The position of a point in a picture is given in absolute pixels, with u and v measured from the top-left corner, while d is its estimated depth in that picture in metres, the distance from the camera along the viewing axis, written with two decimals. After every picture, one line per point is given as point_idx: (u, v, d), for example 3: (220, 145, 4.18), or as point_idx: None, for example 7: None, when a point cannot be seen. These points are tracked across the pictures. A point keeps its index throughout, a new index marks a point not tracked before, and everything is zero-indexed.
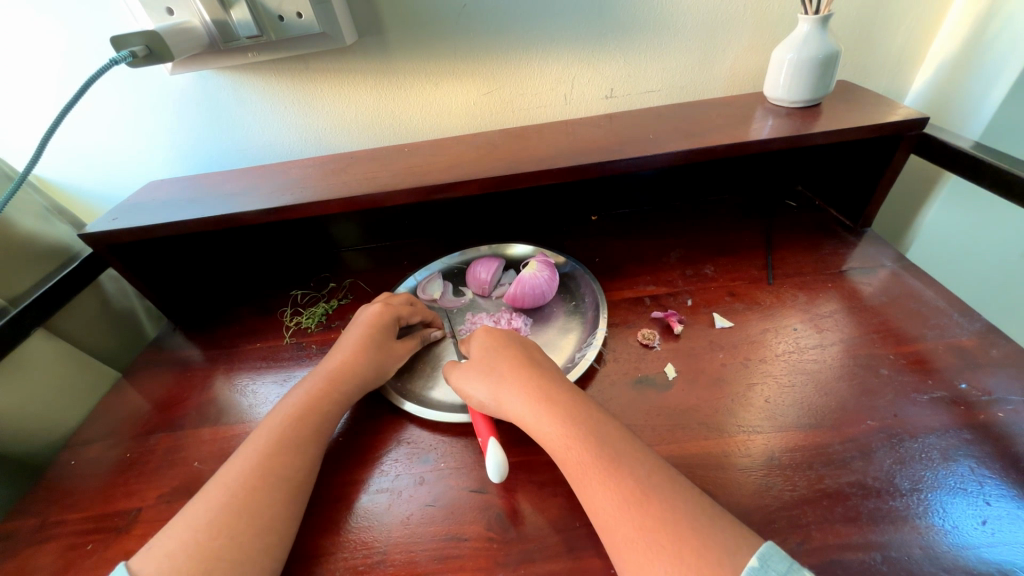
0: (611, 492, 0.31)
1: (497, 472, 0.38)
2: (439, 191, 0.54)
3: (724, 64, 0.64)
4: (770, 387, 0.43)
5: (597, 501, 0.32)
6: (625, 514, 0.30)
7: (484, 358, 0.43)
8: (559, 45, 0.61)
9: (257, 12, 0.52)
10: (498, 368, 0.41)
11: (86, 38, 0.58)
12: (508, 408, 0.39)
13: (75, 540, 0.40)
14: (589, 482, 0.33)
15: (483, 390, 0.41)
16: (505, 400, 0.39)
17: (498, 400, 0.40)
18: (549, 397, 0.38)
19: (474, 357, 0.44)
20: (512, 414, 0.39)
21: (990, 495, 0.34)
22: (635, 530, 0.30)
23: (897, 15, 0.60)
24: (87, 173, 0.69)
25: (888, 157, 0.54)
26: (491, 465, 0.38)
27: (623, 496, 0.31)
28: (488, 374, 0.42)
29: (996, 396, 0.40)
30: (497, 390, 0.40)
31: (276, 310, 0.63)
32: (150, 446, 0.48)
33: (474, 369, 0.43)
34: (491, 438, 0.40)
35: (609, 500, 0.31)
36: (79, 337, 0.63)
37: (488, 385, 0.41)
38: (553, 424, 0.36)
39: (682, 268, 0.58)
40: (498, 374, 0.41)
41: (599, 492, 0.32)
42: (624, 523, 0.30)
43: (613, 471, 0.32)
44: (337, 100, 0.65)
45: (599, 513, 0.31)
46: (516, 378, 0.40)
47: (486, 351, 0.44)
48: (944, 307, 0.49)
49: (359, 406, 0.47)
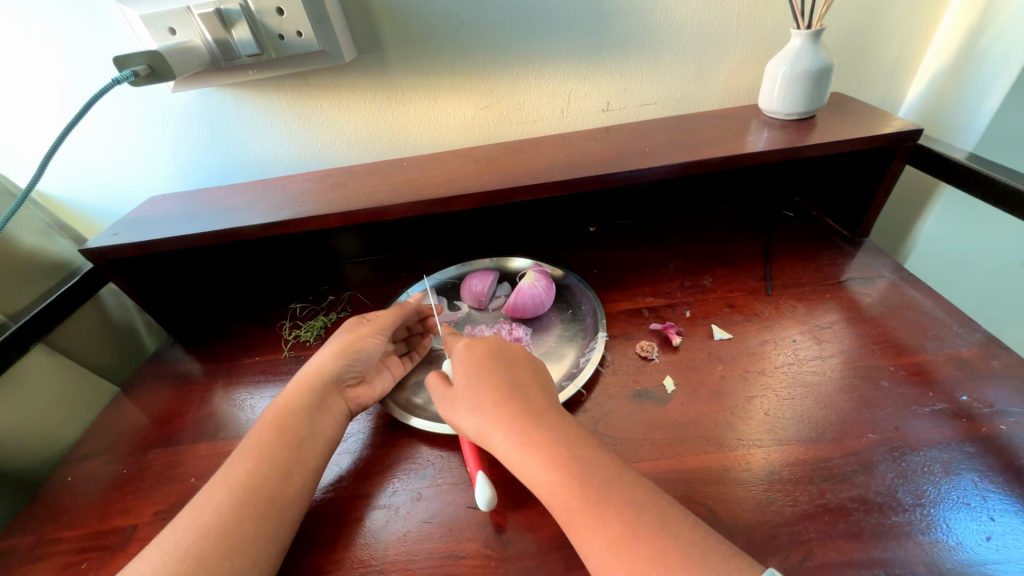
0: (608, 524, 0.31)
1: (485, 502, 0.37)
2: (436, 206, 0.54)
3: (719, 78, 0.65)
4: (770, 400, 0.43)
5: (587, 543, 0.31)
6: (619, 551, 0.30)
7: (466, 385, 0.40)
8: (556, 60, 0.62)
9: (258, 32, 0.53)
10: (483, 402, 0.38)
11: (88, 56, 0.58)
12: (495, 445, 0.37)
13: (71, 559, 0.40)
14: (578, 524, 0.32)
15: (471, 423, 0.38)
16: (492, 438, 0.37)
17: (486, 436, 0.37)
18: (533, 440, 0.35)
19: (455, 383, 0.41)
20: (499, 451, 0.37)
21: (994, 511, 0.34)
22: (635, 565, 0.29)
23: (888, 28, 0.61)
24: (90, 189, 0.69)
25: (884, 168, 0.54)
26: (479, 498, 0.37)
27: (624, 525, 0.30)
28: (475, 407, 0.39)
29: (998, 408, 0.40)
30: (480, 429, 0.38)
31: (275, 323, 0.63)
32: (148, 462, 0.48)
33: (461, 398, 0.40)
34: (479, 471, 0.39)
35: (601, 541, 0.30)
36: (78, 353, 0.63)
37: (476, 420, 0.38)
38: (540, 466, 0.34)
39: (681, 279, 0.58)
40: (483, 409, 0.38)
41: (589, 534, 0.31)
42: (620, 560, 0.29)
43: (607, 506, 0.31)
44: (336, 116, 0.65)
45: (588, 554, 0.31)
46: (500, 415, 0.37)
47: (468, 377, 0.40)
48: (943, 318, 0.48)
49: (373, 415, 0.48)
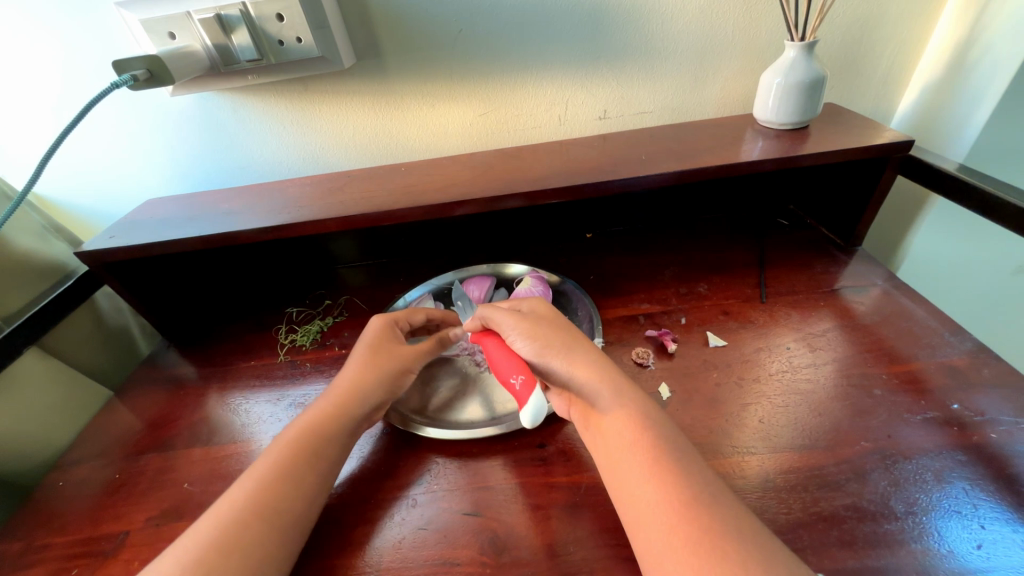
0: (650, 484, 0.32)
1: (534, 413, 0.37)
2: (435, 211, 0.55)
3: (715, 88, 0.66)
4: (764, 408, 0.43)
5: (642, 490, 0.32)
6: (665, 506, 0.31)
7: (551, 317, 0.44)
8: (554, 68, 0.63)
9: (258, 38, 0.53)
10: (563, 329, 0.42)
11: (87, 60, 0.59)
12: (581, 368, 0.39)
13: (60, 565, 0.40)
14: (633, 470, 0.34)
15: (558, 347, 0.40)
16: (578, 362, 0.39)
17: (572, 360, 0.39)
18: (607, 370, 0.39)
19: (535, 313, 0.44)
20: (586, 371, 0.39)
21: (985, 519, 0.34)
22: (675, 522, 0.30)
23: (880, 41, 0.62)
24: (86, 191, 0.69)
25: (876, 179, 0.55)
26: (532, 407, 0.37)
27: (657, 493, 0.32)
28: (562, 332, 0.42)
29: (988, 417, 0.40)
30: (563, 342, 0.41)
31: (271, 327, 0.63)
32: (141, 467, 0.47)
33: (543, 323, 0.43)
34: (535, 386, 0.39)
35: (652, 491, 0.32)
36: (72, 356, 0.62)
37: (565, 342, 0.41)
38: (612, 406, 0.37)
39: (676, 286, 0.59)
40: (575, 336, 0.41)
41: (645, 481, 0.33)
42: (664, 514, 0.31)
43: (659, 461, 0.33)
44: (336, 121, 0.66)
45: (642, 500, 0.32)
46: (584, 340, 0.42)
47: (551, 313, 0.44)
48: (935, 327, 0.49)
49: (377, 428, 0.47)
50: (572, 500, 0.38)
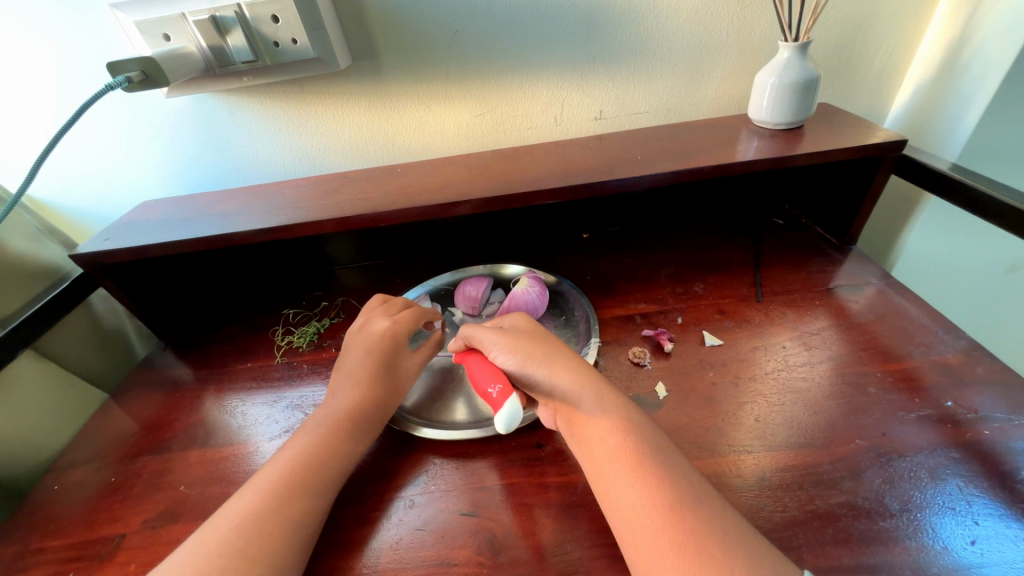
0: (640, 487, 0.32)
1: (508, 419, 0.38)
2: (431, 212, 0.55)
3: (710, 88, 0.66)
4: (760, 406, 0.44)
5: (628, 493, 0.32)
6: (654, 508, 0.31)
7: (532, 330, 0.44)
8: (550, 69, 0.63)
9: (253, 40, 0.54)
10: (544, 341, 0.43)
11: (83, 61, 0.58)
12: (558, 377, 0.39)
13: (56, 569, 0.40)
14: (619, 472, 0.34)
15: (539, 357, 0.41)
16: (556, 372, 0.39)
17: (551, 371, 0.40)
18: (590, 377, 0.39)
19: (517, 326, 0.45)
20: (564, 380, 0.39)
21: (979, 515, 0.34)
22: (664, 523, 0.30)
23: (873, 42, 0.62)
24: (81, 193, 0.69)
25: (870, 178, 0.55)
26: (506, 413, 0.38)
27: (648, 495, 0.32)
28: (542, 344, 0.42)
29: (982, 414, 0.41)
30: (545, 353, 0.41)
31: (268, 329, 0.63)
32: (137, 469, 0.47)
33: (524, 336, 0.43)
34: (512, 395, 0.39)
35: (640, 494, 0.32)
36: (66, 359, 0.62)
37: (545, 352, 0.41)
38: (596, 410, 0.37)
39: (673, 286, 0.59)
40: (556, 348, 0.42)
41: (631, 484, 0.33)
42: (654, 516, 0.31)
43: (646, 463, 0.33)
44: (331, 122, 0.65)
45: (629, 502, 0.32)
46: (567, 351, 0.42)
47: (532, 327, 0.45)
48: (929, 325, 0.49)
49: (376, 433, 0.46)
50: (569, 499, 0.38)
